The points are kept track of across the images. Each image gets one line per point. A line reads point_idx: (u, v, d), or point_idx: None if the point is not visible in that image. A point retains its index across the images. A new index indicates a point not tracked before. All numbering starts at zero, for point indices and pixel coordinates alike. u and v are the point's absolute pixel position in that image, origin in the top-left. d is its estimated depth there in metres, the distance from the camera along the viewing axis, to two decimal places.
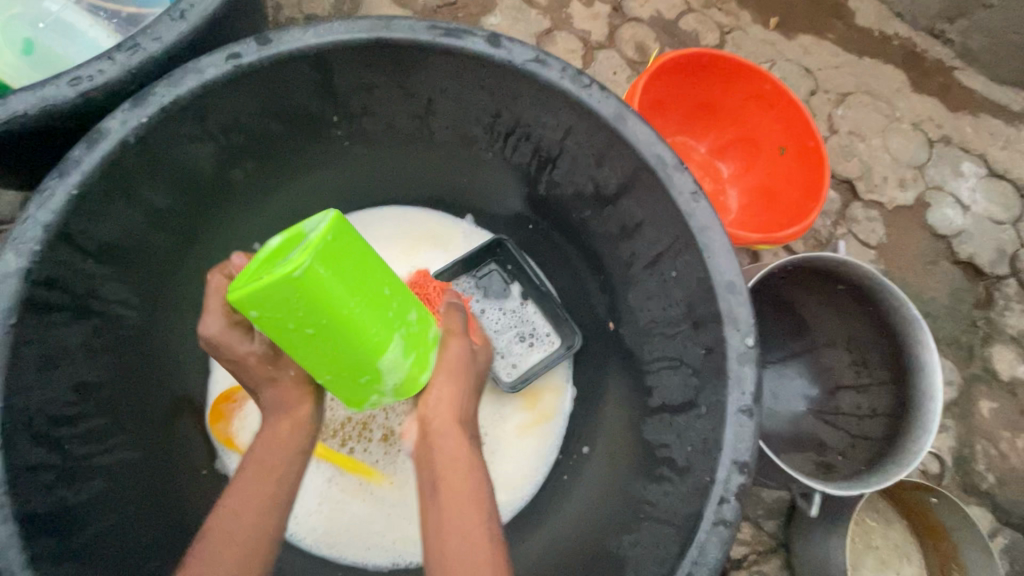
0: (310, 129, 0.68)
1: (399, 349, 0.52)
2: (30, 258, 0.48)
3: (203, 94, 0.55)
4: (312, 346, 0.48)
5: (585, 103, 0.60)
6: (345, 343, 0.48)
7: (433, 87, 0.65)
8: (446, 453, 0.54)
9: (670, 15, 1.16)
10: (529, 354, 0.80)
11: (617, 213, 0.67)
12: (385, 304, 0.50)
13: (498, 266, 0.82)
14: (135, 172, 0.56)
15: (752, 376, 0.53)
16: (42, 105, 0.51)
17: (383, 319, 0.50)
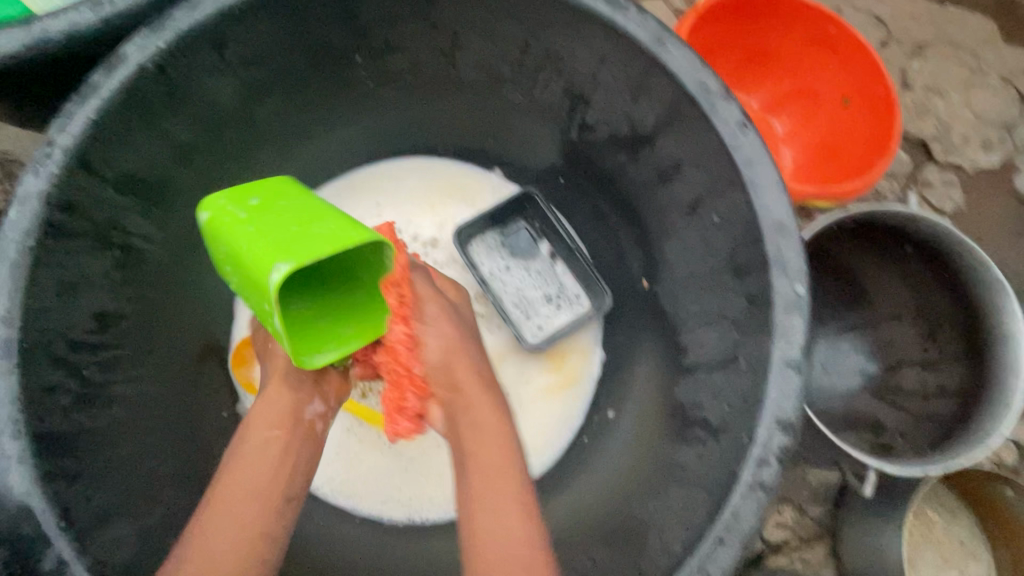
0: (335, 67, 0.65)
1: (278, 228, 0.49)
2: (50, 181, 0.48)
3: (222, 20, 0.54)
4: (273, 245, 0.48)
5: (620, 27, 0.54)
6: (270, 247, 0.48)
7: (459, 18, 0.61)
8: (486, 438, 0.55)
9: None
10: (554, 316, 0.75)
11: (655, 155, 0.61)
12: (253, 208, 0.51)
13: (526, 223, 0.78)
14: (155, 102, 0.55)
15: (801, 326, 0.47)
16: (68, 30, 0.51)
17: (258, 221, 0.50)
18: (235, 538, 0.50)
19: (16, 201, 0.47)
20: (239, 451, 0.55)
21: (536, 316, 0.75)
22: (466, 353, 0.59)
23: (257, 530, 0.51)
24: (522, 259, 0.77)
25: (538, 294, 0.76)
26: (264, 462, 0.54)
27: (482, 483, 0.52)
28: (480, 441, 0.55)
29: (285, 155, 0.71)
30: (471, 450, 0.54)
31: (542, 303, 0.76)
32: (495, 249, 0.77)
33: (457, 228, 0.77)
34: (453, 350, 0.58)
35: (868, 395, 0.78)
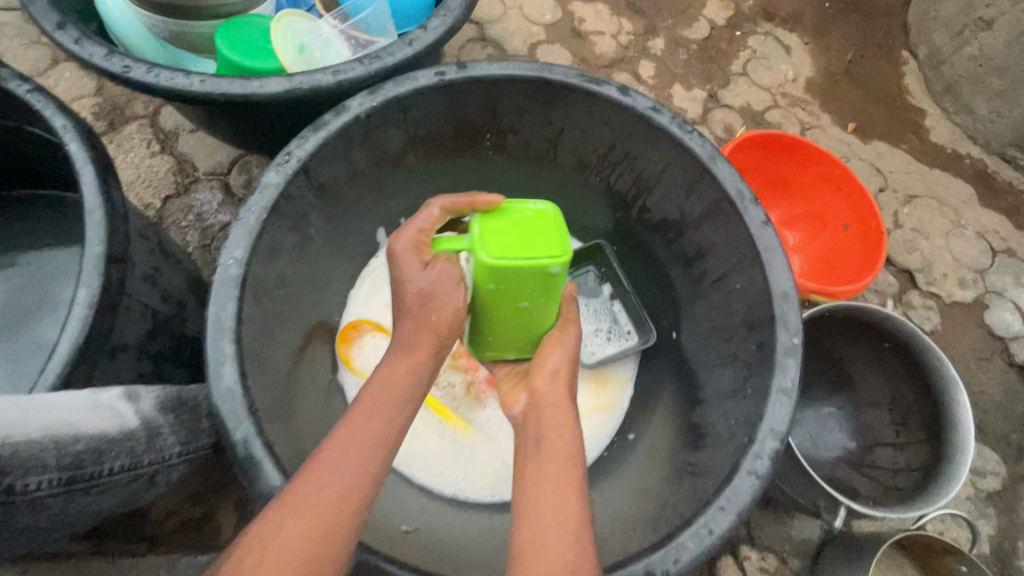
0: (471, 136, 0.89)
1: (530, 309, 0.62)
2: (284, 178, 0.70)
3: (413, 96, 0.78)
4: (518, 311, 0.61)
5: (685, 144, 0.77)
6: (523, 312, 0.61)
7: (569, 119, 0.85)
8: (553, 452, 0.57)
9: (758, 107, 1.40)
10: (603, 346, 0.93)
11: (695, 237, 0.83)
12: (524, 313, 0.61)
13: (594, 268, 0.99)
14: (354, 140, 0.78)
15: (795, 367, 0.65)
16: (315, 85, 0.76)
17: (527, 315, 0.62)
18: (341, 500, 0.51)
19: (259, 187, 0.69)
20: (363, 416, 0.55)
21: (589, 343, 0.93)
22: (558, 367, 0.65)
23: (363, 493, 0.52)
24: (587, 295, 0.98)
25: (593, 326, 0.95)
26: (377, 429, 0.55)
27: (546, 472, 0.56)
28: (557, 425, 0.60)
29: (413, 188, 0.93)
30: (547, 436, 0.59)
31: (595, 334, 0.94)
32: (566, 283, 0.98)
33: None
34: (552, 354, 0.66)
35: (846, 465, 0.94)
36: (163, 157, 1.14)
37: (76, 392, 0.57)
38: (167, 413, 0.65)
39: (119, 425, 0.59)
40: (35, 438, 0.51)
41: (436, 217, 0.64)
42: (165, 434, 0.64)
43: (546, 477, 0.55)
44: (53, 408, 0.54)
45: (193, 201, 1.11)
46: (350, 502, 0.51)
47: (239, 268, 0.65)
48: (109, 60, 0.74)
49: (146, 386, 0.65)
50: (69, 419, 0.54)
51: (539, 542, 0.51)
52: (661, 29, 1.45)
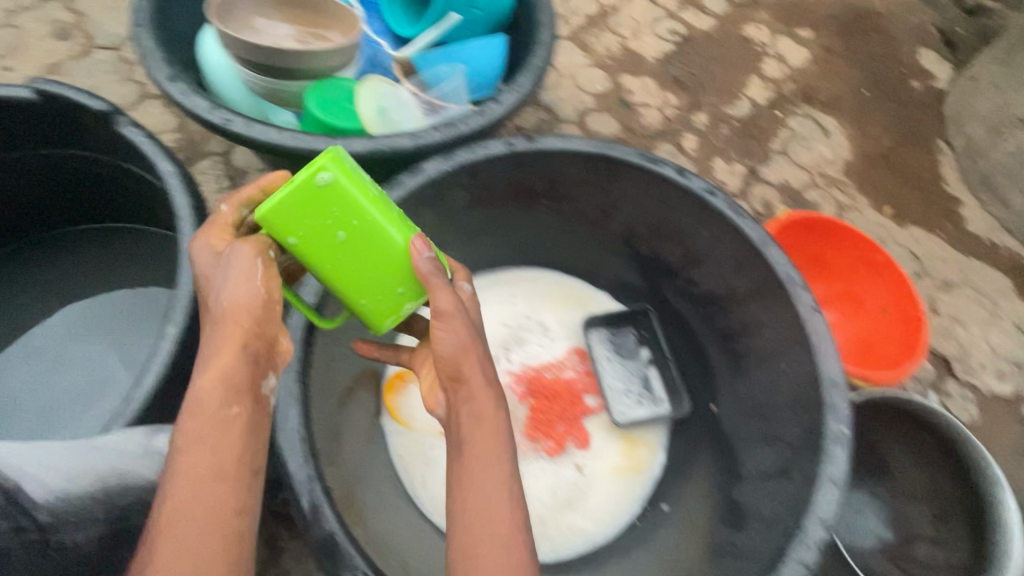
0: (529, 201, 0.94)
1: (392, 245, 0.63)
2: None
3: (483, 162, 0.84)
4: (350, 249, 0.63)
5: (738, 226, 0.81)
6: (365, 251, 0.62)
7: (624, 192, 0.90)
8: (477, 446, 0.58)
9: (796, 185, 1.44)
10: (635, 408, 0.97)
11: (742, 313, 0.86)
12: (382, 245, 0.63)
13: (634, 331, 1.04)
14: (424, 199, 0.84)
15: (844, 457, 0.66)
16: (394, 147, 0.82)
17: (379, 249, 0.63)
18: (208, 517, 0.50)
19: None
20: (200, 459, 0.52)
21: (621, 403, 0.98)
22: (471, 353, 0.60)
23: (231, 515, 0.51)
24: (625, 356, 1.02)
25: (628, 388, 1.00)
26: (228, 436, 0.53)
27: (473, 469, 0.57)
28: (487, 424, 0.58)
29: (470, 242, 0.99)
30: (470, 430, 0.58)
31: (629, 395, 0.99)
32: (605, 343, 1.03)
33: (586, 318, 1.05)
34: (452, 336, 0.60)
35: (883, 557, 0.92)
36: None
37: (133, 435, 0.61)
38: None
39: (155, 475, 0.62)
40: (91, 489, 0.57)
41: (226, 212, 0.62)
42: None
43: (478, 474, 0.57)
44: (109, 454, 0.59)
45: None
46: (221, 519, 0.50)
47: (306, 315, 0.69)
48: (211, 111, 0.81)
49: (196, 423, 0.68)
50: (122, 464, 0.59)
51: (483, 539, 0.54)
52: (704, 105, 1.52)
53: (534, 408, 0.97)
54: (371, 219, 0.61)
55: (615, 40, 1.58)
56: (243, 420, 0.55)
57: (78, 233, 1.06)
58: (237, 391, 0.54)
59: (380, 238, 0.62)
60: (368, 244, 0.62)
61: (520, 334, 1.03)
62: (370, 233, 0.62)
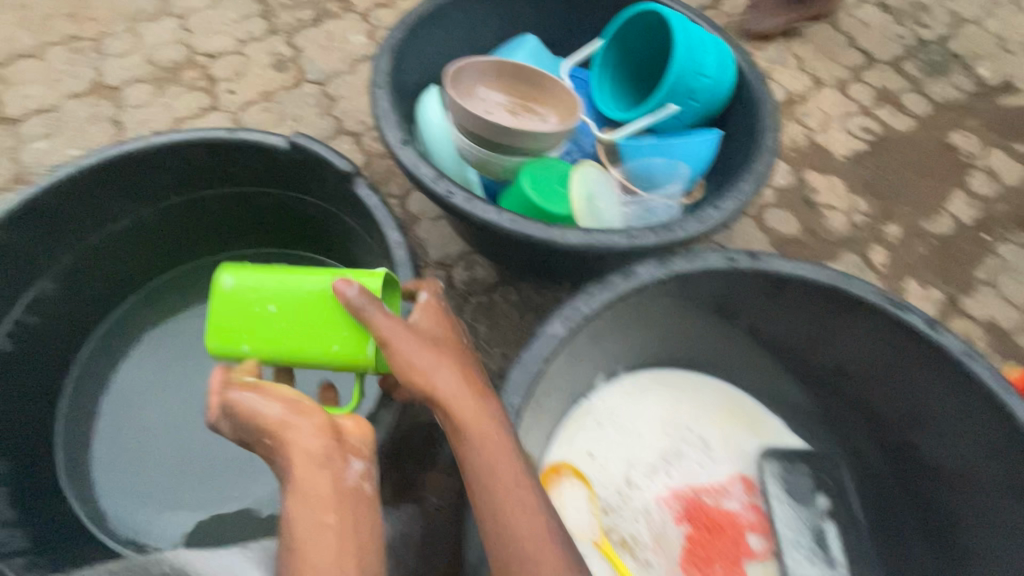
0: (727, 314, 0.87)
1: (307, 286, 0.71)
2: (567, 330, 0.73)
3: (700, 275, 0.78)
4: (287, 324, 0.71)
5: (1007, 408, 0.69)
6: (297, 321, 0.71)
7: (848, 330, 0.80)
8: (501, 467, 0.57)
9: (1005, 325, 1.25)
10: (808, 567, 0.83)
11: (985, 503, 0.75)
12: (312, 301, 0.71)
13: (813, 472, 0.89)
14: (631, 304, 0.80)
15: None
16: (608, 246, 0.78)
17: (297, 305, 0.71)
18: None
19: (541, 333, 0.72)
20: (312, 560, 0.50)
21: (794, 559, 0.83)
22: (443, 369, 0.61)
23: None
24: (800, 502, 0.87)
25: (803, 542, 0.84)
26: (326, 551, 0.50)
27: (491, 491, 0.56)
28: (494, 465, 0.57)
29: (648, 338, 0.90)
30: (483, 451, 0.58)
31: (806, 552, 0.83)
32: (778, 481, 0.88)
33: (767, 448, 0.92)
34: (419, 355, 0.61)
35: None
36: None
37: None
38: None
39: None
40: None
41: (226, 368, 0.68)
42: None
43: (507, 490, 0.57)
44: None
45: None
46: None
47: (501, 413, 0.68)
48: (436, 182, 0.82)
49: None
50: None
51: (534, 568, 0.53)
52: (898, 216, 1.37)
53: (690, 537, 0.86)
54: (274, 289, 0.72)
55: (802, 131, 1.48)
56: (339, 525, 0.52)
57: (255, 258, 1.11)
58: (319, 501, 0.53)
59: (298, 293, 0.71)
60: (295, 306, 0.71)
61: (682, 449, 0.93)
62: (293, 295, 0.71)
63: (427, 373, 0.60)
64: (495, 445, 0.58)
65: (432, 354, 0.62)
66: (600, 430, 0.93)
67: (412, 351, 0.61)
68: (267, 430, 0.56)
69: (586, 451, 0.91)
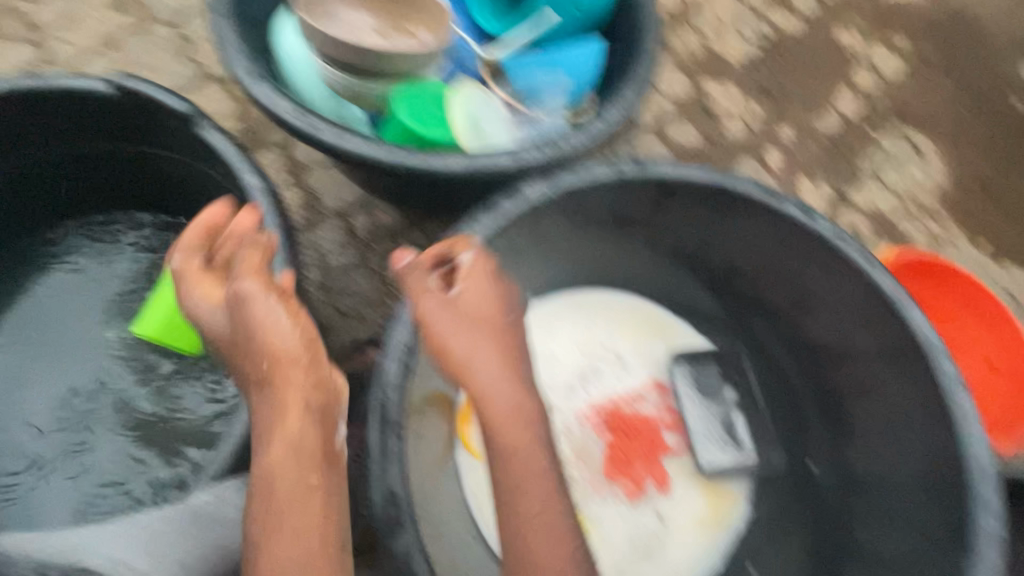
0: (624, 226, 0.86)
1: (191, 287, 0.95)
2: (459, 262, 0.69)
3: (589, 189, 0.76)
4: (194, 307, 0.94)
5: (874, 282, 0.72)
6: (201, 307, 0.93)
7: (736, 228, 0.82)
8: (528, 460, 0.55)
9: (887, 212, 1.34)
10: (719, 454, 0.89)
11: (860, 373, 0.79)
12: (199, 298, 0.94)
13: (720, 369, 0.94)
14: (522, 227, 0.77)
15: (995, 560, 0.60)
16: (493, 169, 0.74)
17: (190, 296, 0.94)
18: None
19: (432, 270, 0.68)
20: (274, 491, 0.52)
21: (706, 448, 0.89)
22: (480, 353, 0.59)
23: None
24: (709, 397, 0.92)
25: (711, 432, 0.90)
26: (303, 510, 0.51)
27: (516, 485, 0.54)
28: (518, 456, 0.55)
29: (551, 260, 0.89)
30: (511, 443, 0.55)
31: (714, 440, 0.90)
32: (687, 382, 0.93)
33: (676, 355, 0.95)
34: (461, 334, 0.60)
35: None
36: (294, 190, 1.16)
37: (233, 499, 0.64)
38: None
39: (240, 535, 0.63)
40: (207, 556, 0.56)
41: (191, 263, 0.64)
42: None
43: (531, 484, 0.55)
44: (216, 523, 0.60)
45: (317, 240, 1.12)
46: None
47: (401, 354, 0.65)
48: (298, 117, 0.74)
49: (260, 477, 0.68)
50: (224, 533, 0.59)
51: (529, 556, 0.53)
52: (791, 118, 1.41)
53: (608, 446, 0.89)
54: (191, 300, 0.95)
55: (698, 39, 1.46)
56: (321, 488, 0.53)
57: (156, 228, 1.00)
58: (307, 455, 0.54)
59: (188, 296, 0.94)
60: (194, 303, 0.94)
61: (597, 365, 0.95)
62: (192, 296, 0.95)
63: (466, 360, 0.59)
64: (514, 432, 0.56)
65: (451, 326, 0.61)
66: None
67: (445, 324, 0.61)
68: (270, 355, 0.55)
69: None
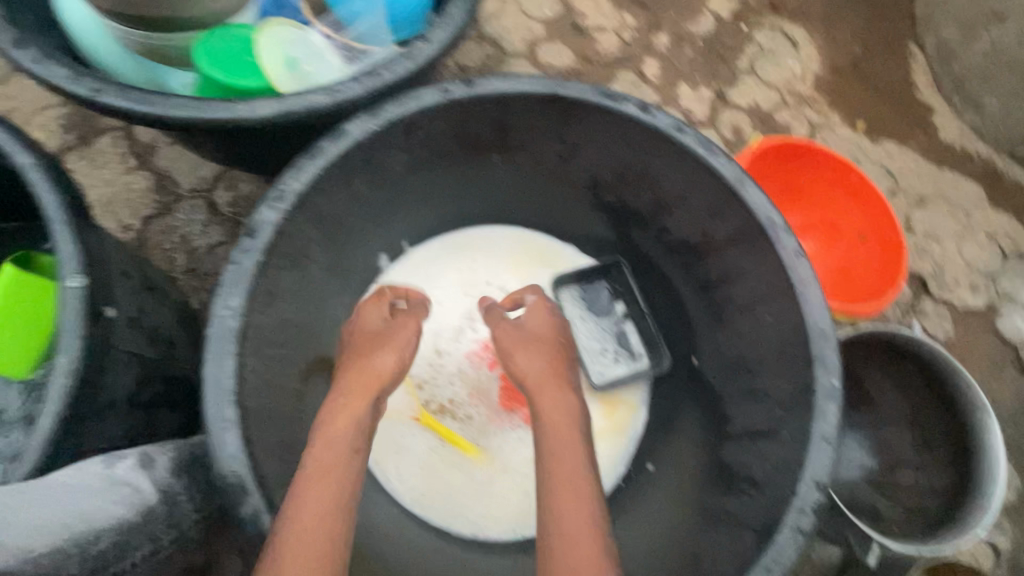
0: (477, 150, 0.83)
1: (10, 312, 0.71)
2: (280, 213, 0.64)
3: (418, 115, 0.72)
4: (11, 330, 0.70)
5: (712, 167, 0.72)
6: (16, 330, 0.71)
7: (584, 136, 0.80)
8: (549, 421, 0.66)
9: (766, 107, 1.34)
10: (614, 366, 0.90)
11: (720, 262, 0.79)
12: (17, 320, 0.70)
13: (608, 285, 0.95)
14: (355, 166, 0.72)
15: (836, 411, 0.61)
16: (310, 108, 0.69)
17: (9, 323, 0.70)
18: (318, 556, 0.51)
19: (253, 226, 0.62)
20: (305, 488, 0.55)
21: (599, 362, 0.90)
22: (533, 357, 0.74)
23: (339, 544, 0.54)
24: (598, 314, 0.93)
25: (601, 346, 0.91)
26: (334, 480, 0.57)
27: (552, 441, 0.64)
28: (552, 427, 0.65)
29: (409, 201, 0.85)
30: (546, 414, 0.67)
31: (605, 354, 0.91)
32: (577, 301, 0.93)
33: (556, 275, 0.94)
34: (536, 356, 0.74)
35: (867, 486, 0.92)
36: (142, 173, 1.06)
37: (89, 467, 0.55)
38: (181, 475, 0.63)
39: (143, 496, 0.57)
40: (68, 528, 0.49)
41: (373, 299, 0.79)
42: (181, 503, 0.62)
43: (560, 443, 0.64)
44: (70, 493, 0.52)
45: (176, 222, 1.03)
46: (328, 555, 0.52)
47: (237, 319, 0.59)
48: (76, 83, 0.67)
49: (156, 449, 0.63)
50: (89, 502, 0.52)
51: (563, 506, 0.58)
52: (665, 25, 1.38)
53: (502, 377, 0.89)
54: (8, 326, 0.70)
55: None
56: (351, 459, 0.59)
57: None
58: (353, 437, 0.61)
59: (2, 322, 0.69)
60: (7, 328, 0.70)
61: None
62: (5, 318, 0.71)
63: (525, 365, 0.74)
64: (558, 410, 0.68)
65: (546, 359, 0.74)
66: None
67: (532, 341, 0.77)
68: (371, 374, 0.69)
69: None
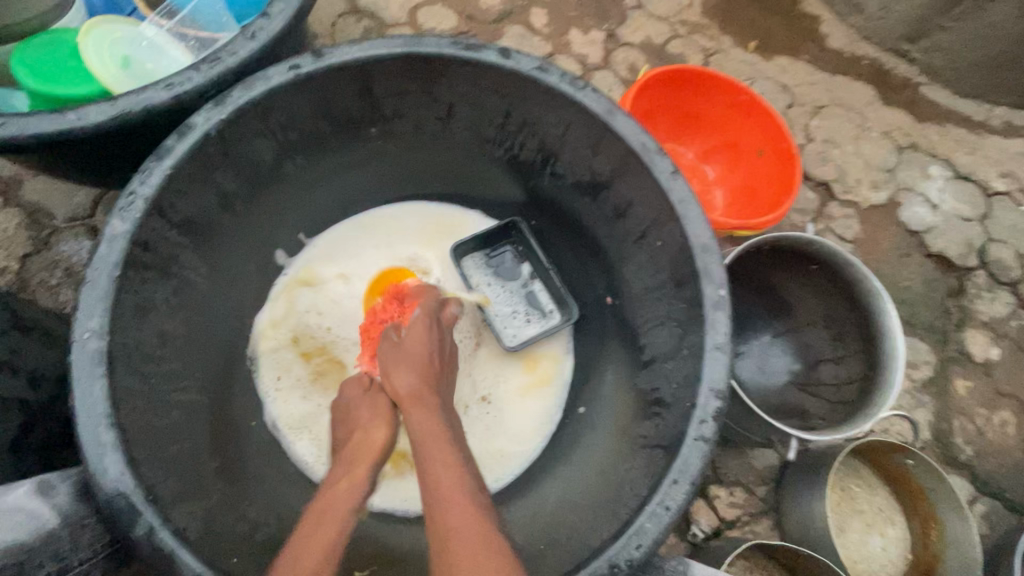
0: (350, 125, 0.80)
1: None
2: (132, 223, 0.60)
3: (269, 97, 0.68)
4: None
5: (580, 102, 0.71)
6: None
7: (454, 93, 0.77)
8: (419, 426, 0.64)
9: (658, 40, 1.34)
10: (526, 327, 0.90)
11: (611, 197, 0.79)
12: None
13: (512, 247, 0.94)
14: (212, 160, 0.68)
15: (725, 320, 0.63)
16: (144, 105, 0.64)
17: None
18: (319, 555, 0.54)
19: (104, 240, 0.58)
20: (302, 526, 0.59)
21: (511, 325, 0.89)
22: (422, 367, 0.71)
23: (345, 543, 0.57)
24: (505, 278, 0.92)
25: (511, 310, 0.91)
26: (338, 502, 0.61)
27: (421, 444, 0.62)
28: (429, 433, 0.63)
29: (291, 191, 0.82)
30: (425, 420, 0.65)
31: (516, 316, 0.90)
32: (482, 268, 0.92)
33: (454, 244, 0.91)
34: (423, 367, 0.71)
35: (794, 388, 0.96)
36: (10, 210, 0.99)
37: None
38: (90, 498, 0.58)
39: (43, 521, 0.52)
40: None
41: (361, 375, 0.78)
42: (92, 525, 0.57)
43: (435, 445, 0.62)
44: None
45: (59, 254, 0.97)
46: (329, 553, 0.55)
47: (99, 339, 0.56)
48: None
49: (57, 472, 0.57)
50: None
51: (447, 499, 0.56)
52: None
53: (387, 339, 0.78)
54: None
55: None
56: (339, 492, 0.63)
57: None
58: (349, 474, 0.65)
59: None
60: None
61: None
62: None
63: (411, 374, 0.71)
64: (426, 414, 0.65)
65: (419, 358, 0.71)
66: (317, 291, 0.87)
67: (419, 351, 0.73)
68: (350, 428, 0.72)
69: (313, 313, 0.86)
